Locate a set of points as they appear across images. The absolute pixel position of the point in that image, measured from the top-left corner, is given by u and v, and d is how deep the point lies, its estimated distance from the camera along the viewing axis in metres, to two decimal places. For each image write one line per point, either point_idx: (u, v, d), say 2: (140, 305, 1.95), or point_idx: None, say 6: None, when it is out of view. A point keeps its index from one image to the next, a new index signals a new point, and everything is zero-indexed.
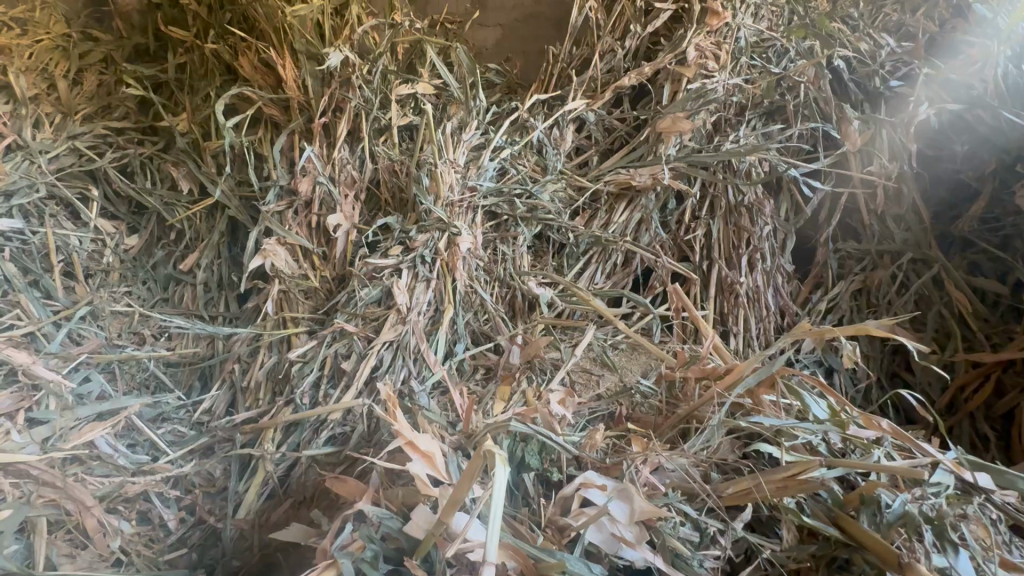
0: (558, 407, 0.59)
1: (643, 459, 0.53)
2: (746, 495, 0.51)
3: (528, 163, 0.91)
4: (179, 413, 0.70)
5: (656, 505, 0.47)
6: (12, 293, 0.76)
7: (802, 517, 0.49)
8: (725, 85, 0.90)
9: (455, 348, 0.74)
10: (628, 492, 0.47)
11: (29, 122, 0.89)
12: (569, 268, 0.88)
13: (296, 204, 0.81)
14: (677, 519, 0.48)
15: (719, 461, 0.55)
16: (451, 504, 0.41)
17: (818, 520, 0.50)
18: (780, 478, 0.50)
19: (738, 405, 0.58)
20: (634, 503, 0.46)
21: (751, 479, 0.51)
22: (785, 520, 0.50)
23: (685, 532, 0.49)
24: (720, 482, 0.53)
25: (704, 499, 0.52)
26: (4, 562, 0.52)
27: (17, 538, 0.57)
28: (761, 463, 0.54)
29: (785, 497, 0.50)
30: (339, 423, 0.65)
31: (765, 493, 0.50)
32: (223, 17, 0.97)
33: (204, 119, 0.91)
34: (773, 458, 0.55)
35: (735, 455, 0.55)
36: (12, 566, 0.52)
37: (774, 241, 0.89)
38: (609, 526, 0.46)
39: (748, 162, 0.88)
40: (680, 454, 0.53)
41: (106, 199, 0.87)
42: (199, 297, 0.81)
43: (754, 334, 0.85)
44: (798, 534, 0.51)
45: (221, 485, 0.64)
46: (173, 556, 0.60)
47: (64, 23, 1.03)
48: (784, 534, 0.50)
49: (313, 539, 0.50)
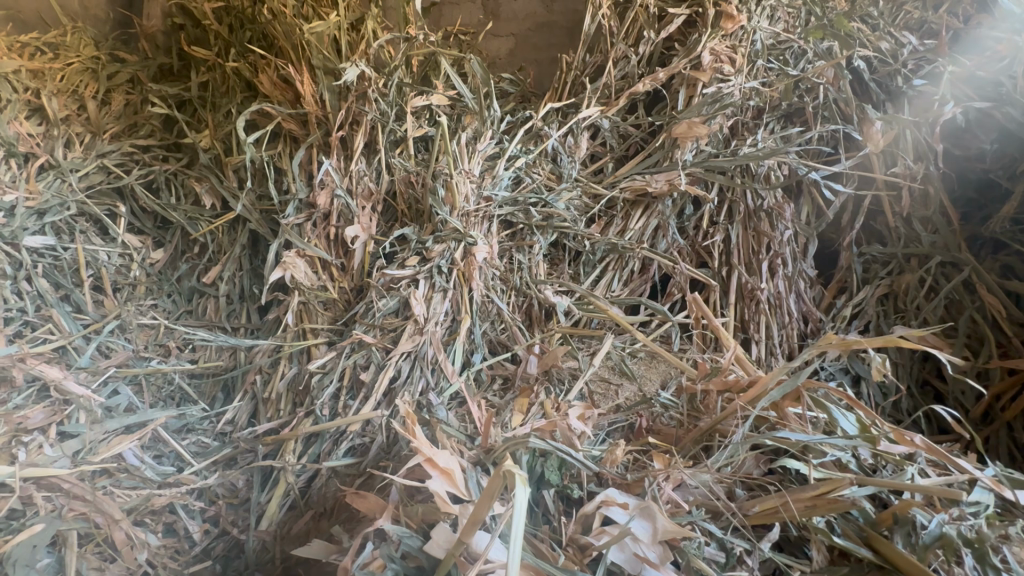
0: (576, 422, 0.56)
1: (665, 476, 0.52)
2: (773, 514, 0.49)
3: (543, 171, 0.91)
4: (203, 424, 0.72)
5: (681, 525, 0.46)
6: (44, 308, 0.78)
7: (832, 537, 0.48)
8: (741, 88, 0.88)
9: (472, 358, 0.74)
10: (652, 510, 0.46)
11: (60, 142, 0.91)
12: (585, 276, 0.88)
13: (315, 216, 0.82)
14: (702, 538, 0.47)
15: (744, 477, 0.53)
16: (472, 523, 0.41)
17: (850, 540, 0.48)
18: (809, 498, 0.49)
19: (763, 419, 0.57)
20: (657, 521, 0.45)
21: (777, 498, 0.49)
22: (815, 540, 0.48)
23: (710, 552, 0.48)
24: (745, 500, 0.51)
25: (729, 518, 0.50)
26: None
27: (50, 552, 0.58)
28: (787, 480, 0.53)
29: (814, 517, 0.49)
30: (358, 434, 0.66)
31: (794, 513, 0.49)
32: (244, 36, 1.00)
33: (225, 135, 0.93)
34: (801, 474, 0.53)
35: (760, 471, 0.54)
36: None
37: (796, 246, 0.87)
38: (632, 545, 0.45)
39: (767, 166, 0.87)
40: (704, 470, 0.52)
41: (133, 214, 0.90)
42: (222, 309, 0.83)
43: (777, 341, 0.83)
44: (829, 555, 0.48)
45: (244, 497, 0.65)
46: (198, 568, 0.61)
47: (93, 46, 1.07)
48: (813, 555, 0.48)
49: (334, 556, 0.49)
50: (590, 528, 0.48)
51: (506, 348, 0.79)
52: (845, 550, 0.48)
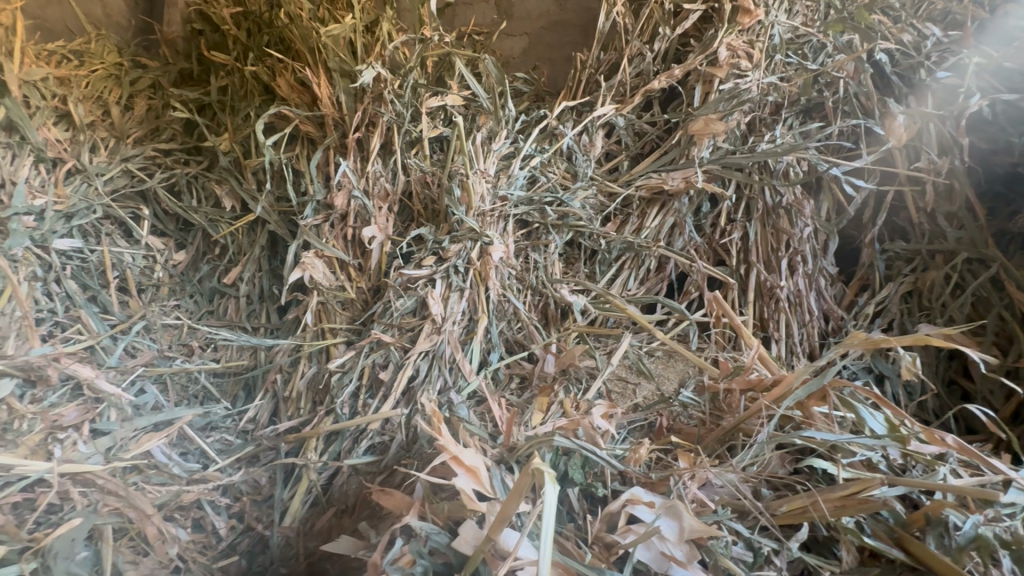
0: (600, 420, 0.57)
1: (691, 475, 0.52)
2: (801, 514, 0.49)
3: (558, 170, 0.91)
4: (226, 422, 0.73)
5: (708, 524, 0.46)
6: (73, 309, 0.80)
7: (863, 537, 0.47)
8: (759, 84, 0.87)
9: (490, 357, 0.75)
10: (678, 509, 0.46)
11: (86, 147, 0.93)
12: (601, 275, 0.88)
13: (332, 217, 0.83)
14: (729, 538, 0.47)
15: (770, 477, 0.53)
16: (501, 520, 0.41)
17: (880, 541, 0.47)
18: (838, 498, 0.48)
19: (788, 418, 0.57)
20: (684, 520, 0.45)
21: (806, 498, 0.49)
22: (845, 540, 0.48)
23: (738, 551, 0.47)
24: (772, 499, 0.51)
25: (757, 517, 0.50)
26: None
27: (86, 545, 0.58)
28: (814, 479, 0.52)
29: (844, 517, 0.48)
30: (378, 433, 0.67)
31: (823, 513, 0.48)
32: (262, 40, 1.02)
33: (244, 138, 0.95)
34: (828, 474, 0.53)
35: (786, 471, 0.53)
36: None
37: (816, 243, 0.86)
38: (658, 544, 0.45)
39: (785, 162, 0.86)
40: (729, 470, 0.52)
41: (156, 217, 0.92)
42: (242, 309, 0.84)
43: (797, 340, 0.82)
44: (859, 555, 0.48)
45: (268, 493, 0.67)
46: (225, 563, 0.62)
47: (116, 53, 1.09)
48: (844, 555, 0.47)
49: (361, 552, 0.50)
50: (616, 526, 0.48)
51: (523, 347, 0.79)
52: (876, 550, 0.47)
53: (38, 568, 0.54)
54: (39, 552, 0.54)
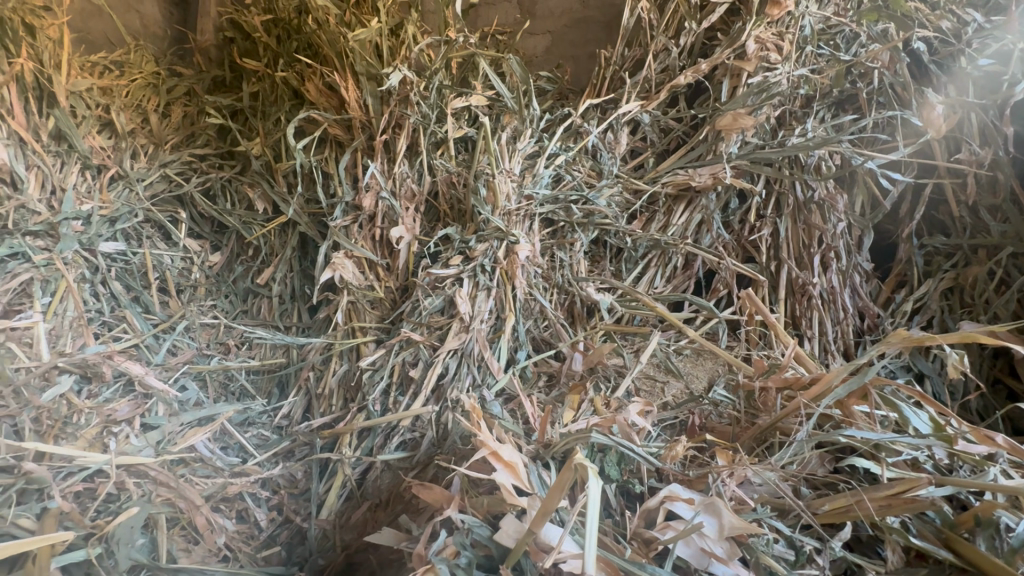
0: (636, 418, 0.56)
1: (729, 472, 0.51)
2: (845, 513, 0.48)
3: (583, 168, 0.91)
4: (262, 418, 0.76)
5: (748, 522, 0.45)
6: (118, 309, 0.82)
7: (909, 538, 0.46)
8: (789, 77, 0.85)
9: (517, 355, 0.75)
10: (717, 506, 0.45)
11: (127, 154, 0.96)
12: (627, 273, 0.88)
13: (361, 218, 0.85)
14: (771, 535, 0.46)
15: (809, 476, 0.52)
16: (542, 515, 0.41)
17: (926, 541, 0.46)
18: (883, 497, 0.47)
19: (827, 417, 0.56)
20: (723, 518, 0.45)
21: (850, 497, 0.48)
22: (889, 540, 0.47)
23: (780, 549, 0.47)
24: (814, 498, 0.50)
25: (798, 516, 0.49)
26: (137, 554, 0.57)
27: (144, 533, 0.60)
28: (856, 478, 0.52)
29: (889, 517, 0.47)
30: (409, 429, 0.69)
31: (868, 512, 0.47)
32: (291, 46, 1.04)
33: (275, 142, 0.98)
34: (870, 473, 0.52)
35: (826, 470, 0.53)
36: (143, 558, 0.57)
37: (850, 238, 0.84)
38: (698, 540, 0.45)
39: (817, 156, 0.84)
40: (768, 469, 0.52)
41: (193, 220, 0.95)
42: (275, 309, 0.87)
43: (831, 338, 0.81)
44: (905, 556, 0.47)
45: (304, 487, 0.69)
46: (267, 553, 0.65)
47: (153, 62, 1.13)
48: (888, 555, 0.47)
49: (404, 544, 0.51)
50: (654, 523, 0.48)
51: (549, 346, 0.80)
52: (922, 551, 0.46)
53: (104, 553, 0.55)
54: (104, 538, 0.56)
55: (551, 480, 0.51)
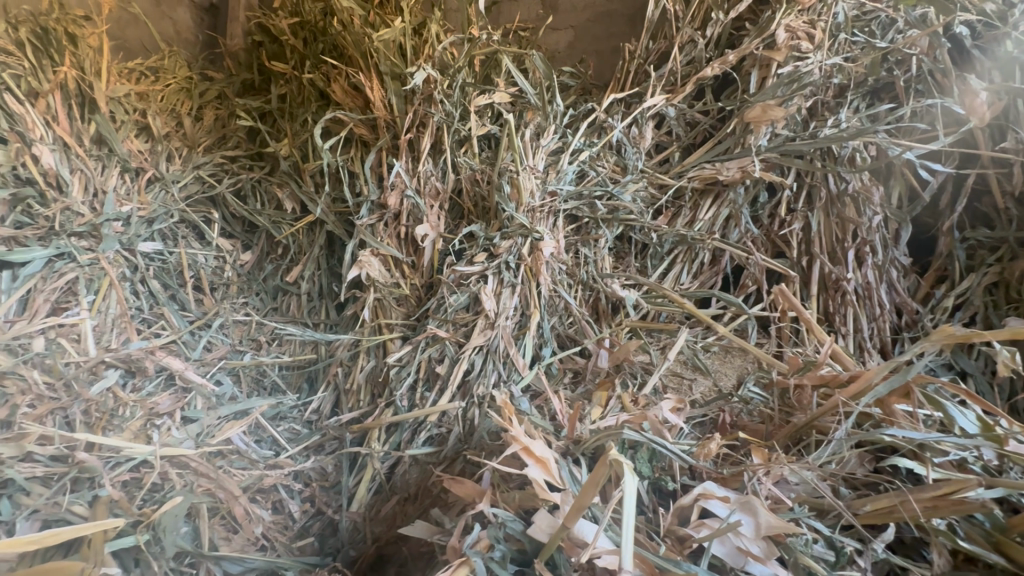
0: (669, 414, 0.57)
1: (765, 471, 0.50)
2: (888, 514, 0.47)
3: (607, 164, 0.90)
4: (293, 412, 0.78)
5: (786, 521, 0.44)
6: (156, 306, 0.84)
7: (956, 541, 0.45)
8: (822, 66, 0.83)
9: (542, 352, 0.76)
10: (752, 504, 0.45)
11: (163, 156, 0.98)
12: (652, 269, 0.87)
13: (386, 217, 0.86)
14: (810, 535, 0.46)
15: (848, 476, 0.51)
16: (575, 511, 0.41)
17: (975, 545, 0.44)
18: (929, 498, 0.46)
19: (866, 416, 0.55)
20: (760, 516, 0.44)
21: (893, 498, 0.47)
22: (935, 543, 0.46)
23: (819, 550, 0.46)
24: (854, 499, 0.49)
25: (837, 517, 0.48)
26: (182, 542, 0.59)
27: (186, 522, 0.62)
28: (899, 479, 0.50)
29: (935, 519, 0.46)
30: (436, 425, 0.70)
31: (913, 513, 0.46)
32: (317, 47, 1.06)
33: (303, 143, 1.00)
34: (913, 474, 0.50)
35: (866, 470, 0.51)
36: (186, 546, 0.59)
37: (886, 232, 0.81)
38: (734, 539, 0.44)
39: (851, 147, 0.81)
40: (806, 468, 0.50)
41: (225, 220, 0.98)
42: (304, 306, 0.89)
43: (866, 335, 0.79)
44: (953, 559, 0.45)
45: (334, 480, 0.71)
46: (302, 544, 0.66)
47: (185, 67, 1.16)
48: (934, 558, 0.45)
49: (438, 536, 0.52)
50: (688, 520, 0.47)
51: (574, 342, 0.80)
52: (970, 555, 0.45)
53: (150, 539, 0.58)
54: (150, 525, 0.58)
55: (582, 477, 0.51)
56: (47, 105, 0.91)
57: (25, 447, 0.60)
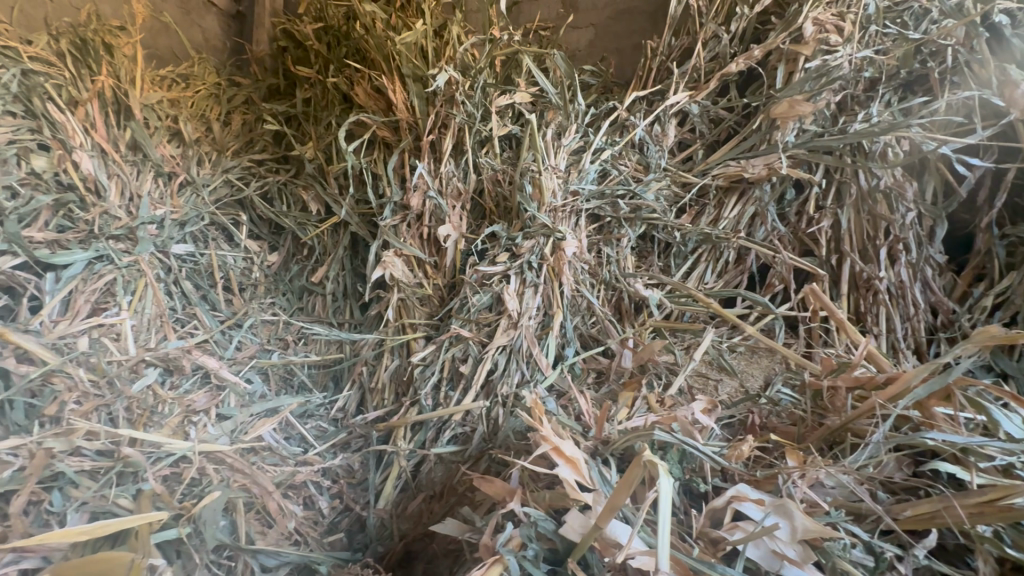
0: (701, 415, 0.56)
1: (800, 473, 0.50)
2: (929, 520, 0.46)
3: (630, 162, 0.90)
4: (320, 410, 0.79)
5: (823, 525, 0.44)
6: (188, 306, 0.87)
7: (1002, 548, 0.43)
8: (852, 59, 0.81)
9: (565, 352, 0.76)
10: (788, 508, 0.44)
11: (193, 161, 1.01)
12: (676, 268, 0.87)
13: (409, 218, 0.87)
14: (848, 540, 0.45)
15: (886, 480, 0.50)
16: (609, 511, 0.42)
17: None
18: (974, 504, 0.45)
19: (905, 419, 0.53)
20: (795, 519, 0.44)
21: (935, 503, 0.46)
22: (980, 550, 0.44)
23: (857, 555, 0.45)
24: (893, 503, 0.48)
25: (876, 521, 0.47)
26: (221, 535, 0.61)
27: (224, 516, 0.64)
28: (940, 484, 0.49)
29: (980, 526, 0.44)
30: (460, 424, 0.70)
31: (957, 519, 0.44)
32: (340, 51, 1.08)
33: (327, 145, 1.02)
34: (955, 479, 0.49)
35: (905, 474, 0.50)
36: (226, 539, 0.61)
37: (920, 229, 0.79)
38: (768, 542, 0.44)
39: (883, 142, 0.79)
40: (843, 470, 0.49)
41: (252, 222, 1.00)
42: (329, 306, 0.91)
43: (899, 335, 0.77)
44: (998, 567, 0.44)
45: (361, 477, 0.72)
46: (332, 539, 0.68)
47: (214, 73, 1.19)
48: (978, 566, 0.44)
49: (467, 535, 0.52)
50: (721, 523, 0.47)
51: (597, 342, 0.79)
52: (1018, 563, 0.43)
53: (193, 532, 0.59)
54: (192, 519, 0.60)
55: (612, 477, 0.51)
56: (86, 113, 0.93)
57: (74, 442, 0.61)
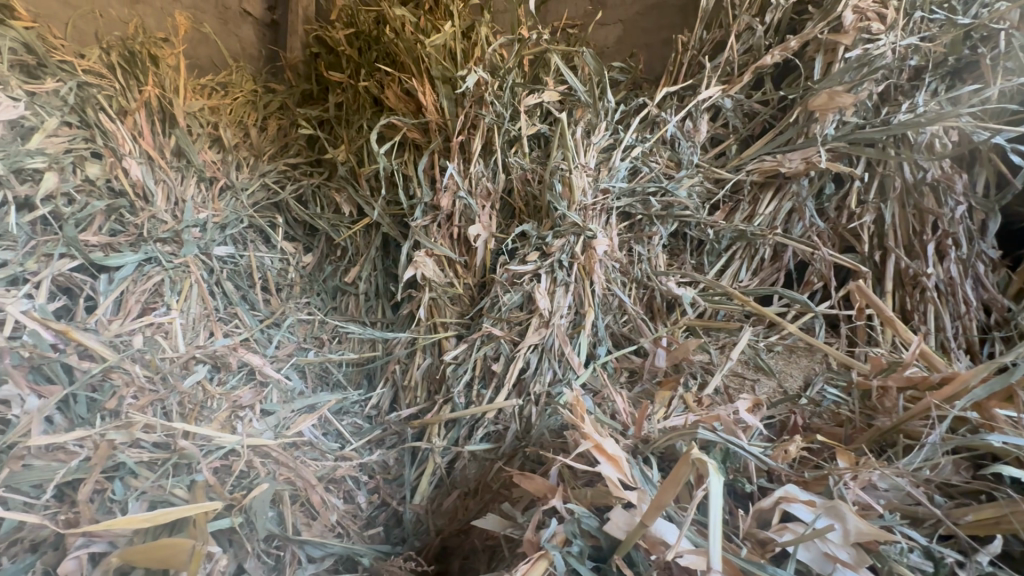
0: (747, 414, 0.54)
1: (851, 475, 0.48)
2: (993, 525, 0.44)
3: (661, 159, 0.88)
4: (355, 407, 0.81)
5: (878, 528, 0.42)
6: (229, 306, 0.90)
7: None
8: (895, 47, 0.78)
9: (597, 351, 0.75)
10: (840, 510, 0.43)
11: (232, 165, 1.05)
12: (709, 266, 0.85)
13: (439, 218, 0.88)
14: (905, 544, 0.43)
15: (943, 483, 0.48)
16: (655, 509, 0.41)
17: None
18: None
19: (962, 420, 0.51)
20: (848, 522, 0.43)
21: (999, 508, 0.44)
22: None
23: (915, 559, 0.44)
24: (952, 508, 0.46)
25: (934, 526, 0.46)
26: (270, 525, 0.63)
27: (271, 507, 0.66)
28: (1003, 488, 0.47)
29: None
30: (492, 422, 0.71)
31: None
32: (371, 55, 1.10)
33: (358, 148, 1.04)
34: (1020, 483, 0.47)
35: (964, 477, 0.48)
36: (275, 529, 0.62)
37: (970, 223, 0.75)
38: (820, 544, 0.43)
39: (929, 133, 0.76)
40: (897, 472, 0.48)
41: (288, 224, 1.03)
42: (362, 305, 0.93)
43: (950, 334, 0.74)
44: None
45: (396, 473, 0.74)
46: (371, 533, 0.70)
47: (250, 80, 1.23)
48: None
49: (509, 530, 0.53)
50: (769, 524, 0.46)
51: (629, 341, 0.79)
52: None
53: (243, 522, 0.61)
54: (243, 509, 0.61)
55: (654, 476, 0.51)
56: (134, 121, 0.97)
57: (134, 434, 0.64)
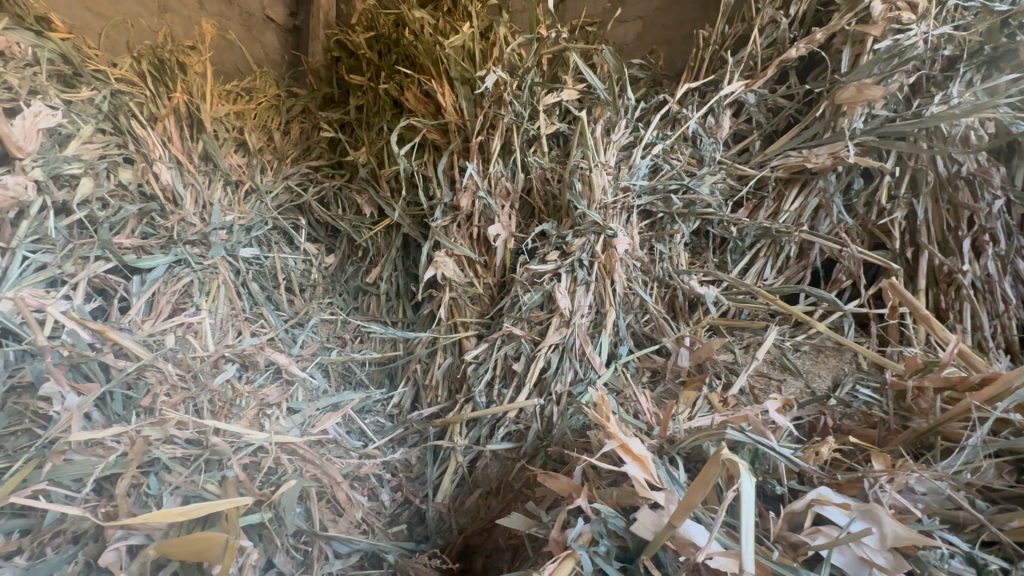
0: (776, 414, 0.53)
1: (887, 478, 0.47)
2: None
3: (683, 156, 0.87)
4: (377, 406, 0.82)
5: (917, 532, 0.41)
6: (255, 306, 0.92)
7: None
8: (927, 37, 0.75)
9: (619, 350, 0.75)
10: (876, 513, 0.42)
11: (257, 169, 1.07)
12: (733, 265, 0.84)
13: (459, 218, 0.88)
14: (946, 550, 0.42)
15: (985, 487, 0.47)
16: (683, 510, 0.41)
17: None
18: None
19: (1005, 422, 0.49)
20: (884, 526, 0.42)
21: None
22: None
23: (956, 565, 0.42)
24: (995, 513, 0.44)
25: (976, 531, 0.44)
26: (298, 522, 0.64)
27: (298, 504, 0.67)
28: None
29: None
30: (513, 421, 0.72)
31: None
32: (391, 58, 1.11)
33: (379, 150, 1.05)
34: None
35: (1008, 482, 0.46)
36: (303, 525, 0.64)
37: (1009, 218, 0.72)
38: (855, 548, 0.42)
39: (964, 125, 0.73)
40: (937, 476, 0.46)
41: (311, 226, 1.05)
42: (383, 305, 0.95)
43: (987, 333, 0.71)
44: None
45: (418, 471, 0.75)
46: (395, 530, 0.72)
47: (274, 85, 1.26)
48: None
49: (535, 529, 0.53)
50: (801, 527, 0.45)
51: (651, 341, 0.78)
52: None
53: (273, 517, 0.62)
54: (273, 504, 0.62)
55: (680, 476, 0.50)
56: (164, 127, 1.00)
57: (168, 430, 0.66)
